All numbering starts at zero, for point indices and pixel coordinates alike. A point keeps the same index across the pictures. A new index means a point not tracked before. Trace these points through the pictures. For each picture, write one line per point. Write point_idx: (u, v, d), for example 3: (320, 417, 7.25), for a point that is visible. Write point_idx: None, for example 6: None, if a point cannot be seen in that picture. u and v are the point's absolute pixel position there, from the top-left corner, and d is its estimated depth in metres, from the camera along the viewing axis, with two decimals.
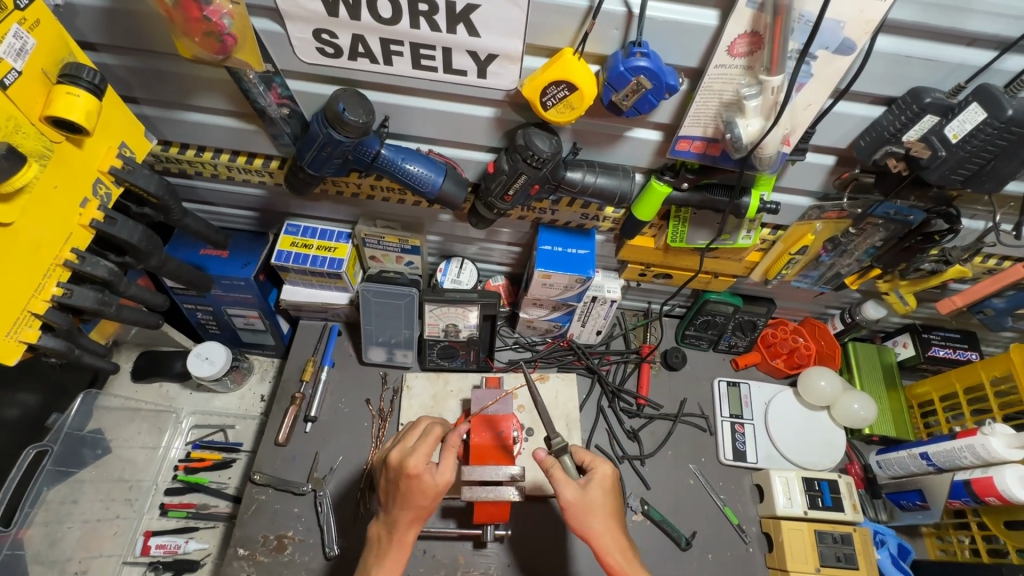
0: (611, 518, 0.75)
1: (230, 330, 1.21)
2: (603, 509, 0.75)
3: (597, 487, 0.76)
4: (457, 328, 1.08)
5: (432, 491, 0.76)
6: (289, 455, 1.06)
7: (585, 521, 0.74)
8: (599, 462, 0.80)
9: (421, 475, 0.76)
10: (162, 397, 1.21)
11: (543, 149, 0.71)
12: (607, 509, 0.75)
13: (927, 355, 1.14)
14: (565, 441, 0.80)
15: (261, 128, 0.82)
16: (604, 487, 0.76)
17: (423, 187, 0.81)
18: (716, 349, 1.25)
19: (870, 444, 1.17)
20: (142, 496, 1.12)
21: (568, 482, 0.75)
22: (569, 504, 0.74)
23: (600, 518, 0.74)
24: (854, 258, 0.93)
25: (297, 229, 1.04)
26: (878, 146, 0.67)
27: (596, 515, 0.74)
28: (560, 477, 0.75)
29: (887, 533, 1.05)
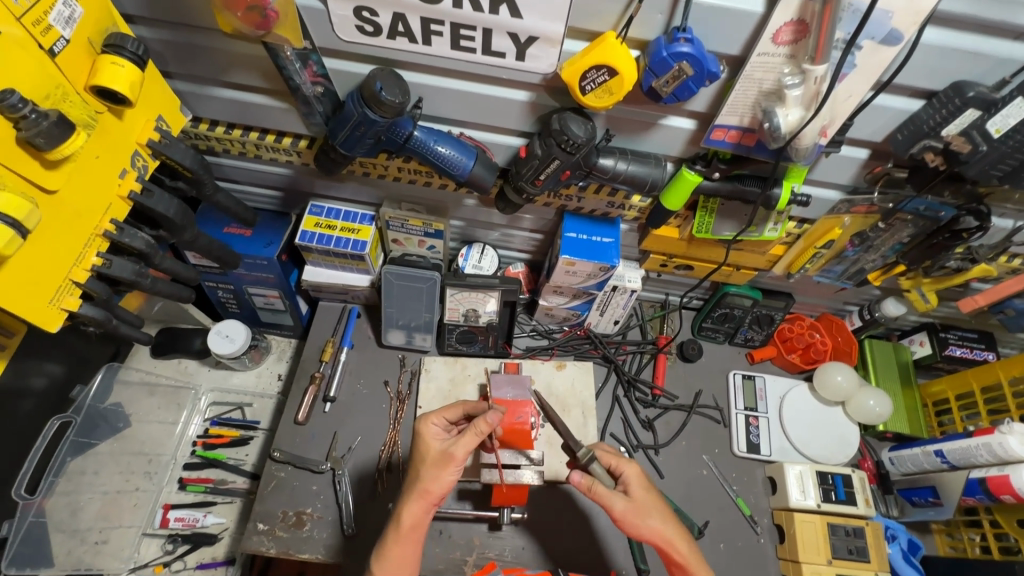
0: (664, 513, 0.77)
1: (249, 309, 1.22)
2: (652, 509, 0.76)
3: (638, 487, 0.78)
4: (477, 313, 1.09)
5: (437, 459, 0.77)
6: (308, 433, 1.07)
7: (642, 523, 0.75)
8: (626, 462, 0.81)
9: (430, 440, 0.80)
10: (181, 372, 1.22)
11: (578, 134, 0.71)
12: (655, 503, 0.77)
13: (944, 354, 1.15)
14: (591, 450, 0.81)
15: (293, 106, 0.82)
16: (644, 484, 0.78)
17: (453, 169, 0.81)
18: (732, 342, 1.25)
19: (883, 441, 1.18)
20: (161, 470, 1.13)
21: (613, 493, 0.76)
22: (622, 514, 0.76)
23: (654, 514, 0.76)
24: (880, 253, 0.93)
25: (321, 210, 1.04)
26: (916, 140, 0.67)
27: (650, 513, 0.76)
28: (605, 494, 0.76)
29: (898, 528, 1.06)
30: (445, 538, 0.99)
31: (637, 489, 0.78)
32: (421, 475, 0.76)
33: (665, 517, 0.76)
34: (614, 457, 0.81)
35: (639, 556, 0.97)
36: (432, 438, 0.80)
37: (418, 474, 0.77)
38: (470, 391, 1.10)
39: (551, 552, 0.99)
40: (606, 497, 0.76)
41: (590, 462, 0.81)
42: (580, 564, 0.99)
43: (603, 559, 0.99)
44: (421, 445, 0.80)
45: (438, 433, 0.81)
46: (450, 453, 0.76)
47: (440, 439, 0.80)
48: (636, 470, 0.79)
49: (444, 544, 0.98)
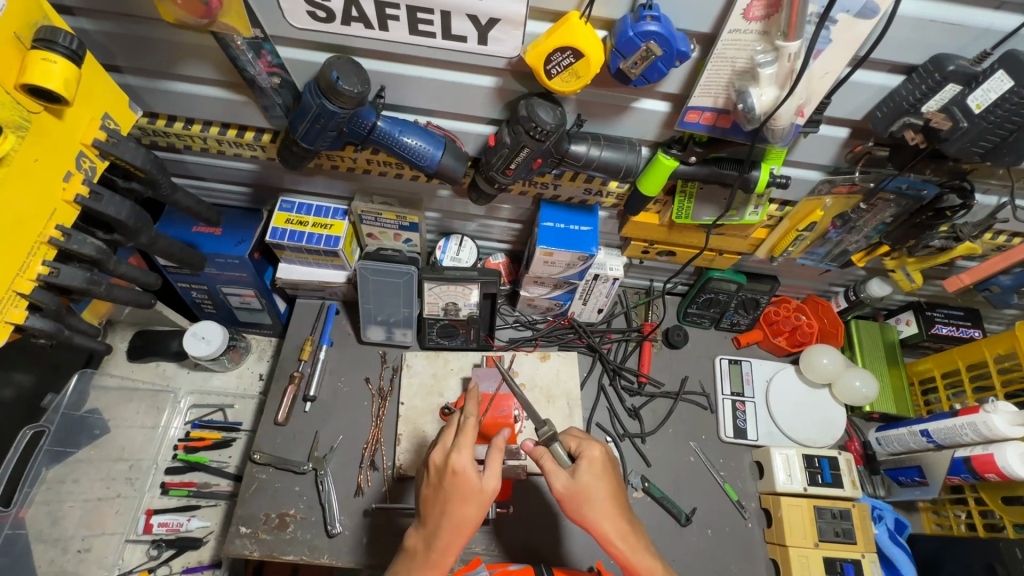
0: (609, 502, 0.73)
1: (225, 309, 1.19)
2: (596, 497, 0.73)
3: (586, 471, 0.75)
4: (457, 307, 1.06)
5: (476, 496, 0.69)
6: (289, 434, 1.05)
7: (579, 508, 0.73)
8: (586, 445, 0.78)
9: (469, 479, 0.69)
10: (159, 376, 1.20)
11: (546, 120, 0.68)
12: (602, 493, 0.73)
13: (930, 332, 1.14)
14: (553, 428, 0.79)
15: (251, 99, 0.78)
16: (593, 470, 0.75)
17: (421, 161, 0.78)
18: (718, 327, 1.24)
19: (870, 422, 1.17)
20: (142, 475, 1.11)
21: (558, 470, 0.74)
22: (561, 495, 0.74)
23: (594, 504, 0.73)
24: (863, 234, 0.91)
25: (291, 206, 1.01)
26: (895, 117, 0.65)
27: (591, 500, 0.73)
28: (549, 470, 0.75)
29: (885, 508, 1.06)
30: None
31: (581, 472, 0.74)
32: (460, 511, 0.69)
33: (606, 508, 0.73)
34: (576, 439, 0.79)
35: None
36: (474, 475, 0.70)
37: (454, 508, 0.69)
38: (453, 386, 1.09)
39: (540, 544, 0.99)
40: (551, 472, 0.75)
41: (551, 440, 0.79)
42: (568, 555, 0.99)
43: (591, 549, 0.99)
44: (456, 482, 0.69)
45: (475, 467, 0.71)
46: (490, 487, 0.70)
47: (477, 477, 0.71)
48: (596, 456, 0.76)
49: None
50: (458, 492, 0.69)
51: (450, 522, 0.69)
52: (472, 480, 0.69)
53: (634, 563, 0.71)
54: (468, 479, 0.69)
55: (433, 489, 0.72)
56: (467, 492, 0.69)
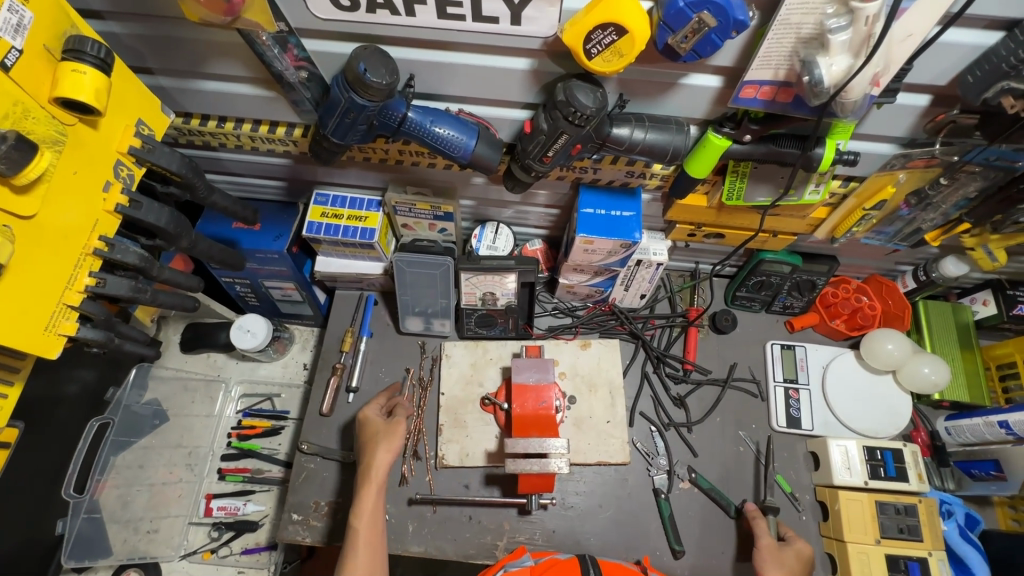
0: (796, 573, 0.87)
1: (268, 301, 1.21)
2: (788, 568, 0.87)
3: (791, 555, 0.89)
4: (494, 296, 1.04)
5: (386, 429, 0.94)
6: (334, 424, 1.07)
7: (765, 558, 0.88)
8: (800, 540, 0.92)
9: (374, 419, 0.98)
10: (210, 366, 1.25)
11: (586, 104, 0.63)
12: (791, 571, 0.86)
13: (1011, 314, 1.04)
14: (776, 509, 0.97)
15: (281, 94, 0.77)
16: (801, 556, 0.89)
17: (455, 151, 0.74)
18: (770, 310, 1.17)
19: (939, 409, 1.09)
20: (201, 462, 1.17)
21: (767, 533, 0.92)
22: (762, 544, 0.90)
23: (776, 564, 0.87)
24: (941, 212, 0.81)
25: (326, 199, 1.00)
26: (991, 82, 0.56)
27: (780, 564, 0.87)
28: (761, 526, 0.93)
29: (954, 503, 0.99)
30: (475, 523, 0.99)
31: (788, 551, 0.90)
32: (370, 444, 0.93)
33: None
34: (794, 533, 0.95)
35: (673, 537, 0.97)
36: (374, 419, 0.97)
37: (373, 434, 0.95)
38: (492, 376, 1.09)
39: (584, 534, 0.99)
40: (761, 530, 0.92)
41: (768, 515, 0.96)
42: (612, 547, 0.98)
43: (635, 541, 0.98)
44: (367, 427, 0.97)
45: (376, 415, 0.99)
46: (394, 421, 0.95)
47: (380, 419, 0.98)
48: (804, 551, 0.90)
49: (474, 529, 0.99)
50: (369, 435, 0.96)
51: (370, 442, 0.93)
52: (372, 423, 0.96)
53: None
54: (370, 424, 0.97)
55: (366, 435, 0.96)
56: (371, 430, 0.96)
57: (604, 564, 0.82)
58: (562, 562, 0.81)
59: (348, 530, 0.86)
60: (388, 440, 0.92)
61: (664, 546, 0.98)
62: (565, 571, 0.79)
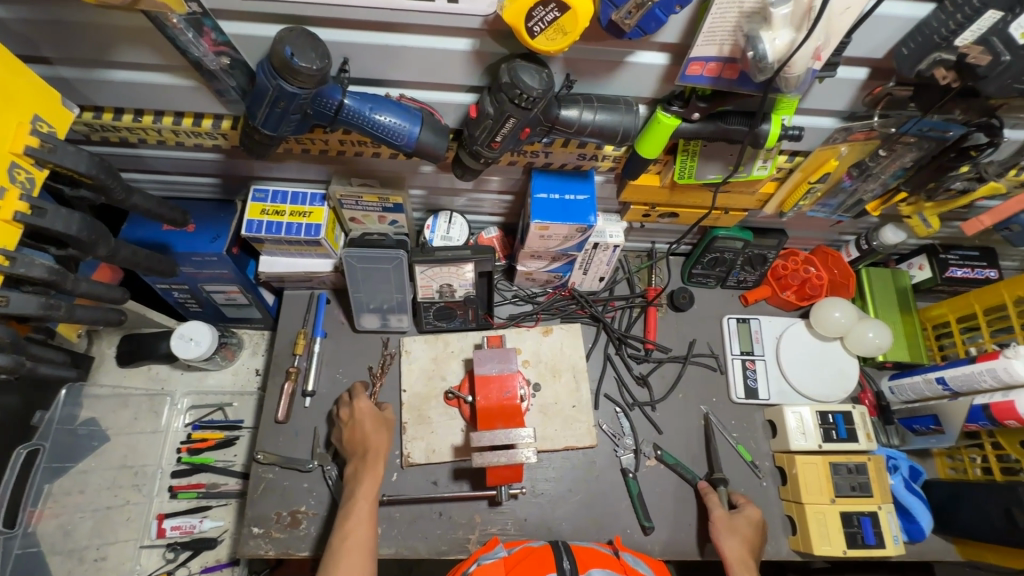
0: (747, 539, 0.91)
1: (211, 306, 1.13)
2: (740, 534, 0.92)
3: (743, 522, 0.93)
4: (452, 288, 1.01)
5: (382, 419, 0.98)
6: (291, 431, 1.03)
7: (721, 532, 0.92)
8: (749, 505, 0.96)
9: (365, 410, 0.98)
10: (152, 379, 1.17)
11: (532, 85, 0.61)
12: (745, 536, 0.91)
13: (944, 276, 1.09)
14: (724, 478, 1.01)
15: (202, 83, 0.70)
16: (751, 521, 0.94)
17: (398, 139, 0.70)
18: (724, 285, 1.20)
19: (883, 370, 1.15)
20: (149, 481, 1.10)
21: (719, 505, 0.95)
22: (716, 517, 0.94)
23: (730, 536, 0.91)
24: (880, 182, 0.84)
25: (265, 195, 0.94)
26: (924, 54, 0.57)
27: (733, 534, 0.91)
28: (713, 500, 0.96)
29: (899, 457, 1.05)
30: (446, 519, 0.98)
31: (740, 518, 0.94)
32: (369, 437, 0.95)
33: (740, 550, 0.89)
34: (744, 499, 0.98)
35: (642, 514, 0.99)
36: (370, 409, 0.97)
37: (366, 424, 0.96)
38: (455, 369, 1.06)
39: (556, 520, 0.99)
40: (712, 503, 0.96)
41: (718, 484, 1.00)
42: (584, 530, 0.99)
43: (606, 521, 1.00)
44: (358, 417, 0.97)
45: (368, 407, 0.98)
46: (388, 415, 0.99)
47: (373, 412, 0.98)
48: (753, 515, 0.95)
49: (446, 525, 0.98)
50: (362, 425, 0.96)
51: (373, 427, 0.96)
52: (368, 416, 0.96)
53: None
54: (366, 417, 0.97)
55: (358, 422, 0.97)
56: (367, 422, 0.96)
57: (577, 549, 0.80)
58: (536, 552, 0.79)
59: (347, 505, 0.88)
60: (387, 432, 0.96)
61: (634, 523, 1.00)
62: (539, 561, 0.76)
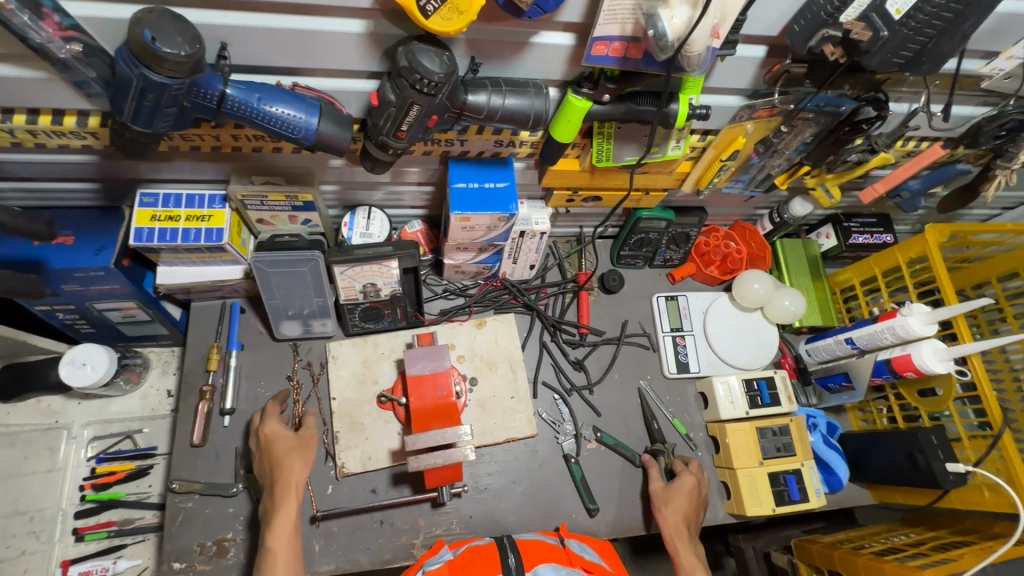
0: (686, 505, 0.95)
1: (106, 326, 1.00)
2: (679, 504, 0.94)
3: (680, 490, 0.96)
4: (376, 287, 0.96)
5: (302, 442, 0.89)
6: (209, 454, 0.95)
7: (659, 506, 0.95)
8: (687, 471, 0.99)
9: (278, 434, 0.89)
10: (43, 412, 1.03)
11: (432, 70, 0.57)
12: (684, 505, 0.95)
13: (848, 243, 1.17)
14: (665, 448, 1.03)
15: (54, 75, 0.61)
16: (688, 487, 0.96)
17: (294, 132, 0.65)
18: (652, 265, 1.22)
19: (800, 335, 1.22)
20: (49, 526, 0.97)
21: (657, 478, 0.99)
22: (654, 492, 0.97)
23: (668, 509, 0.94)
24: (785, 157, 0.87)
25: (155, 199, 0.84)
26: (814, 31, 0.59)
27: (670, 505, 0.94)
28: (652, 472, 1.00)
29: (818, 415, 1.12)
30: (388, 527, 0.94)
31: (675, 489, 0.96)
32: (287, 461, 0.86)
33: (677, 520, 0.93)
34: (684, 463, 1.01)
35: (587, 497, 1.00)
36: (284, 432, 0.89)
37: (279, 449, 0.87)
38: (387, 370, 1.02)
39: (502, 513, 0.98)
40: (652, 476, 0.99)
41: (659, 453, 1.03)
42: (531, 520, 0.98)
43: (551, 509, 1.00)
44: (272, 444, 0.88)
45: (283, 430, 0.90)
46: (307, 435, 0.90)
47: (290, 434, 0.90)
48: (691, 481, 0.97)
49: (389, 533, 0.94)
50: (276, 451, 0.87)
51: (287, 451, 0.87)
52: (280, 440, 0.88)
53: (677, 548, 0.90)
54: (278, 442, 0.88)
55: (269, 446, 0.88)
56: (282, 446, 0.88)
57: (523, 543, 0.79)
58: (485, 551, 0.76)
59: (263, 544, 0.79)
60: (305, 455, 0.87)
61: (579, 507, 1.00)
62: (487, 562, 0.74)
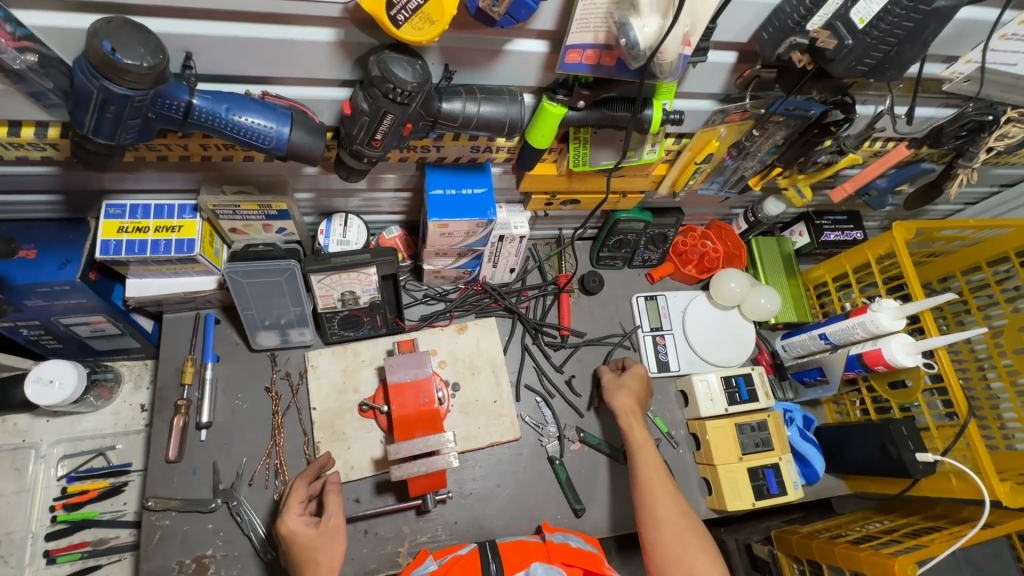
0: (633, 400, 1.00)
1: (75, 342, 0.96)
2: (631, 391, 1.01)
3: (630, 380, 1.02)
4: (355, 295, 0.95)
5: (328, 532, 0.79)
6: (186, 470, 0.92)
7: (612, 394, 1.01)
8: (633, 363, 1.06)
9: (301, 531, 0.77)
10: (9, 432, 0.99)
11: (405, 78, 0.56)
12: (632, 390, 1.01)
13: (820, 241, 1.19)
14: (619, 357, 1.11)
15: (8, 86, 0.59)
16: (636, 376, 1.03)
17: (265, 142, 0.63)
18: (632, 265, 1.23)
19: (776, 331, 1.25)
20: (17, 550, 0.95)
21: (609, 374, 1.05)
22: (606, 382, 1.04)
23: (622, 396, 1.00)
24: (758, 158, 0.88)
25: (122, 210, 0.82)
26: (782, 38, 0.60)
27: (622, 391, 1.01)
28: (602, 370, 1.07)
29: (795, 409, 1.14)
30: (372, 536, 0.93)
31: (626, 376, 1.03)
32: (314, 558, 0.76)
33: (629, 399, 0.99)
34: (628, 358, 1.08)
35: (572, 498, 1.00)
36: (305, 529, 0.77)
37: (302, 549, 0.77)
38: (368, 378, 1.01)
39: (487, 518, 0.98)
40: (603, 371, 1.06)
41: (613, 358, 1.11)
42: (517, 523, 0.99)
43: (536, 512, 1.00)
44: (294, 542, 0.77)
45: (305, 522, 0.79)
46: (330, 525, 0.79)
47: (314, 526, 0.79)
48: (639, 370, 1.04)
49: (373, 542, 0.93)
50: (300, 550, 0.77)
51: (314, 551, 0.77)
52: (303, 536, 0.77)
53: (640, 453, 0.93)
54: (300, 537, 0.77)
55: (291, 543, 0.77)
56: (305, 543, 0.77)
57: (503, 547, 0.80)
58: (463, 558, 0.77)
59: None
60: (333, 551, 0.78)
61: (564, 508, 1.01)
62: (466, 569, 0.75)
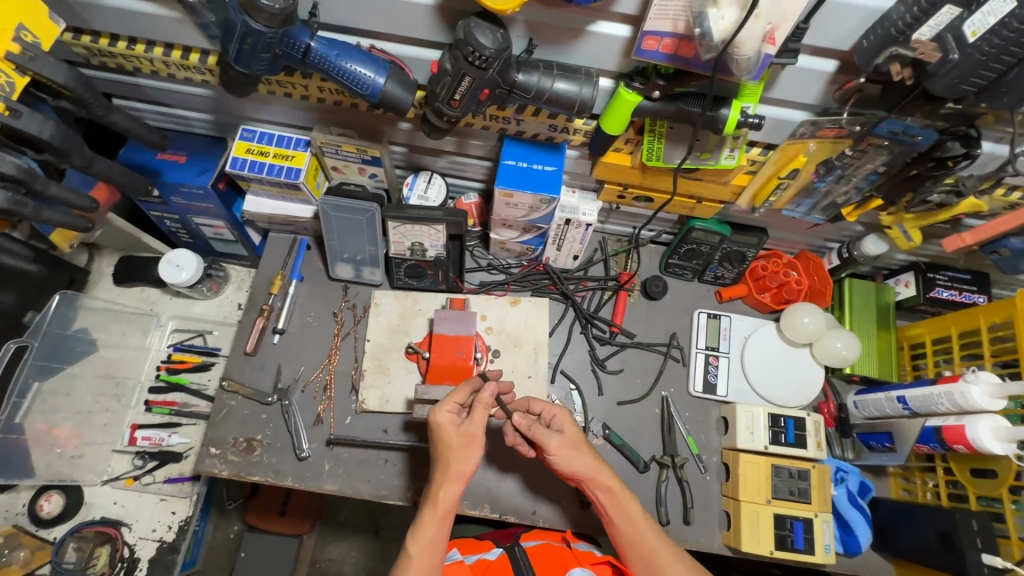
0: (590, 451, 0.83)
1: (201, 239, 1.19)
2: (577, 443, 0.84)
3: (567, 428, 0.85)
4: (423, 247, 1.04)
5: (461, 440, 0.78)
6: (257, 365, 1.08)
7: (571, 456, 0.82)
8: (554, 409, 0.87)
9: (447, 429, 0.78)
10: (143, 301, 1.23)
11: (485, 45, 0.61)
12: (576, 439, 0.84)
13: (928, 296, 1.06)
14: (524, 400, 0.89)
15: (184, 16, 0.73)
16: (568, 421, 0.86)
17: (363, 88, 0.72)
18: (702, 279, 1.18)
19: (851, 384, 1.13)
20: (129, 393, 1.17)
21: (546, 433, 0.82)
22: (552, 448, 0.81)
23: (580, 452, 0.82)
24: (852, 185, 0.81)
25: (252, 135, 0.97)
26: (882, 48, 0.55)
27: (578, 449, 0.83)
28: (539, 430, 0.83)
29: (849, 471, 1.04)
30: (391, 466, 1.02)
31: (567, 430, 0.85)
32: (448, 459, 0.78)
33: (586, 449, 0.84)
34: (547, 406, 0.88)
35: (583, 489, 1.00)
36: (449, 424, 0.78)
37: (441, 450, 0.79)
38: (419, 326, 1.10)
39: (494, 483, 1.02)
40: (540, 433, 0.82)
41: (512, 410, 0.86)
42: (524, 497, 1.01)
43: (541, 492, 1.01)
44: (440, 436, 0.79)
45: (452, 419, 0.79)
46: (472, 431, 0.79)
47: (457, 426, 0.79)
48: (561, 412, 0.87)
49: (391, 472, 1.02)
50: (443, 444, 0.79)
51: (449, 459, 0.78)
52: (450, 430, 0.78)
53: (628, 512, 0.80)
54: (447, 433, 0.78)
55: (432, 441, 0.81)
56: (450, 439, 0.78)
57: (532, 551, 0.88)
58: (496, 562, 0.86)
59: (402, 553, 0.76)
60: (473, 454, 0.78)
61: (572, 496, 1.01)
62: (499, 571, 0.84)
